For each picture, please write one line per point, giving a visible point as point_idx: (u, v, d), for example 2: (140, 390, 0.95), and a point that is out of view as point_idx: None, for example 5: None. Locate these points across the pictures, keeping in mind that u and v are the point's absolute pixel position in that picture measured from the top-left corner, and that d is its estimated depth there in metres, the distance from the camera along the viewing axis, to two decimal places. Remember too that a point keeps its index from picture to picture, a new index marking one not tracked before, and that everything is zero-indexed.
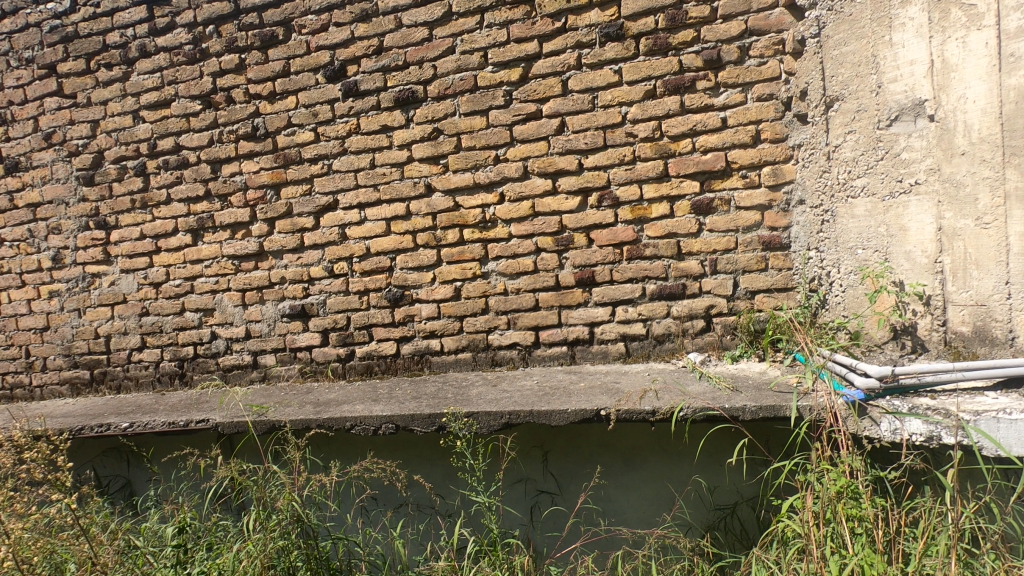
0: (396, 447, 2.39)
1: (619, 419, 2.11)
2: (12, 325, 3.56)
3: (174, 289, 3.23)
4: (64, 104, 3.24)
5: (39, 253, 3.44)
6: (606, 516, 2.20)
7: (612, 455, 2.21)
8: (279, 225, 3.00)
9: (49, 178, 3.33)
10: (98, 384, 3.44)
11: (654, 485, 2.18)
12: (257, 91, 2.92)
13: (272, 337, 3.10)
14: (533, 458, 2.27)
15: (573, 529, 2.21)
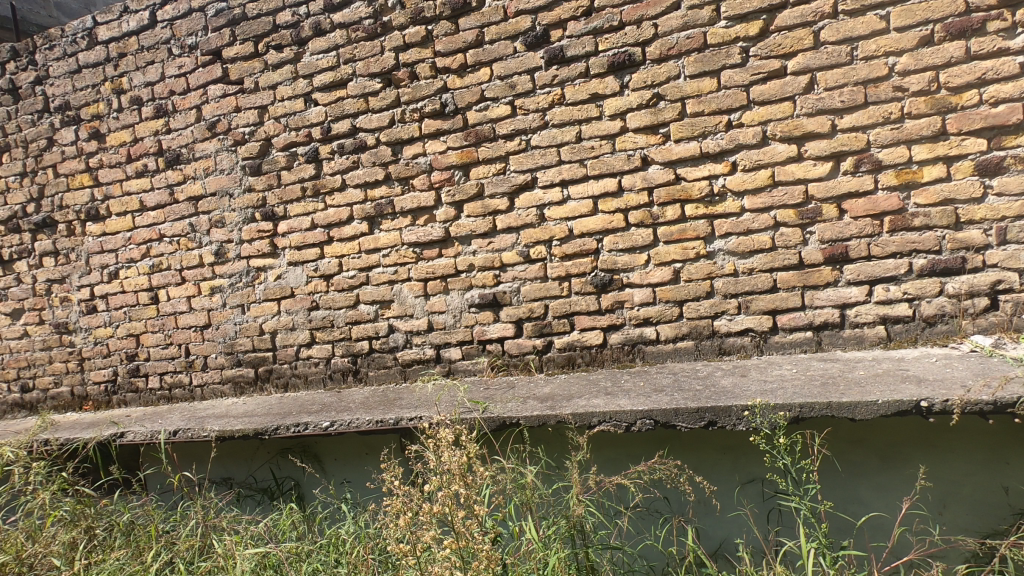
0: (674, 447, 2.16)
1: (962, 412, 1.82)
2: (172, 324, 3.46)
3: (347, 281, 3.06)
4: (229, 91, 3.10)
5: (200, 248, 3.32)
6: (939, 524, 1.97)
7: (948, 454, 1.97)
8: (468, 209, 2.80)
9: (212, 169, 3.21)
10: (263, 383, 3.30)
11: (998, 489, 1.94)
12: (446, 64, 2.72)
13: (458, 329, 2.90)
14: (848, 459, 2.05)
15: (901, 539, 2.00)
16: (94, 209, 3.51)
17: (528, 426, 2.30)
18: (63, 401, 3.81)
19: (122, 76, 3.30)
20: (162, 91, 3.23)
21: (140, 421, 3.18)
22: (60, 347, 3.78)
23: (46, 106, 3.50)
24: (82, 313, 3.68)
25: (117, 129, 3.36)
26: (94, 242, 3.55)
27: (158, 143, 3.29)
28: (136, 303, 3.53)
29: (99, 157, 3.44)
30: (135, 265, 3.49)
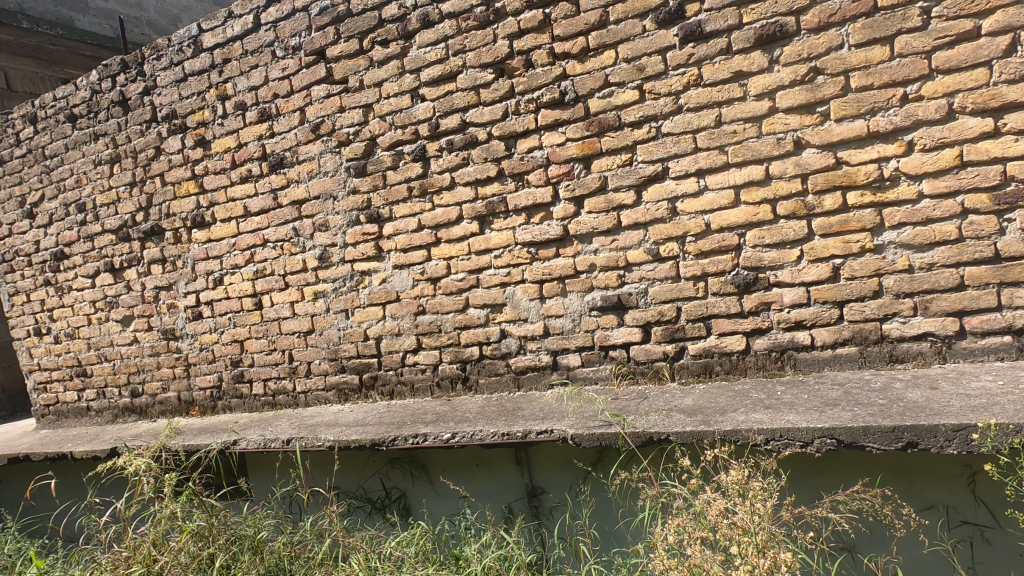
0: (874, 471, 1.96)
1: None
2: (275, 330, 3.44)
3: (456, 284, 2.92)
4: (333, 91, 3.03)
5: (304, 253, 3.27)
6: None
7: None
8: (589, 205, 2.59)
9: (316, 172, 3.14)
10: (367, 390, 3.22)
11: None
12: (566, 49, 2.53)
13: (578, 334, 2.70)
14: None
15: None
16: (200, 216, 3.53)
17: (681, 443, 2.08)
18: (171, 406, 3.88)
19: (226, 82, 3.30)
20: (265, 95, 3.20)
21: (249, 429, 3.16)
22: (167, 353, 3.84)
23: (154, 115, 3.55)
24: (188, 319, 3.71)
25: (222, 135, 3.36)
26: (199, 249, 3.58)
27: (262, 148, 3.26)
28: (240, 309, 3.53)
29: (204, 164, 3.45)
30: (239, 271, 3.48)
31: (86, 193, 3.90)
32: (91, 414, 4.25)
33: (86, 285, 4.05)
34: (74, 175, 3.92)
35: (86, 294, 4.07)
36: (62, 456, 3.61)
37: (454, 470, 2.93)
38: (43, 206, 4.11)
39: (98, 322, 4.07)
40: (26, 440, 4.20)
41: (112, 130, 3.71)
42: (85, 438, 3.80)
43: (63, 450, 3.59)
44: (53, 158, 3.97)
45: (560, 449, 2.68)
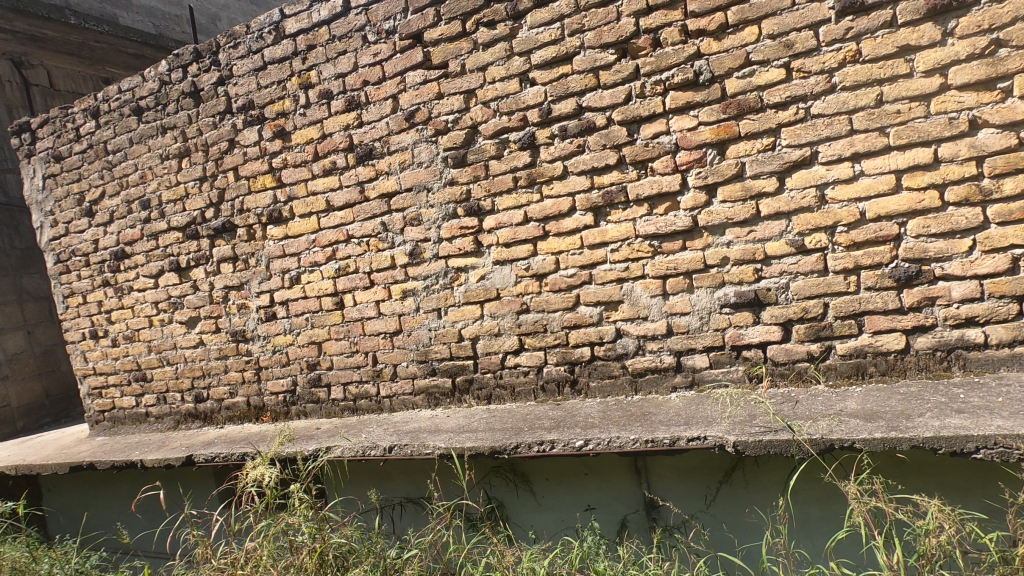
0: None
1: None
2: (358, 330, 3.26)
3: (565, 280, 2.74)
4: (431, 76, 2.86)
5: (392, 249, 3.09)
6: None
7: None
8: (723, 193, 2.41)
9: (409, 163, 2.97)
10: (461, 394, 3.03)
11: None
12: (700, 26, 2.35)
13: (707, 333, 2.51)
14: None
15: None
16: (276, 212, 3.35)
17: (869, 450, 1.90)
18: (239, 411, 3.69)
19: (310, 69, 3.13)
20: (354, 83, 3.03)
21: (337, 436, 2.96)
22: (236, 356, 3.66)
23: (228, 106, 3.39)
24: (260, 320, 3.54)
25: (304, 126, 3.19)
26: (275, 246, 3.40)
27: (348, 138, 3.09)
28: (318, 310, 3.35)
29: (283, 157, 3.28)
30: (319, 269, 3.30)
31: (151, 188, 3.73)
32: (150, 420, 4.08)
33: (148, 285, 3.88)
34: (138, 170, 3.76)
35: (148, 295, 3.90)
36: (130, 464, 3.43)
37: (560, 478, 2.74)
38: (103, 203, 3.95)
39: (161, 324, 3.90)
40: (83, 448, 4.02)
41: (182, 123, 3.55)
42: (151, 445, 3.62)
43: (133, 458, 3.41)
44: (116, 153, 3.82)
45: (688, 459, 2.50)
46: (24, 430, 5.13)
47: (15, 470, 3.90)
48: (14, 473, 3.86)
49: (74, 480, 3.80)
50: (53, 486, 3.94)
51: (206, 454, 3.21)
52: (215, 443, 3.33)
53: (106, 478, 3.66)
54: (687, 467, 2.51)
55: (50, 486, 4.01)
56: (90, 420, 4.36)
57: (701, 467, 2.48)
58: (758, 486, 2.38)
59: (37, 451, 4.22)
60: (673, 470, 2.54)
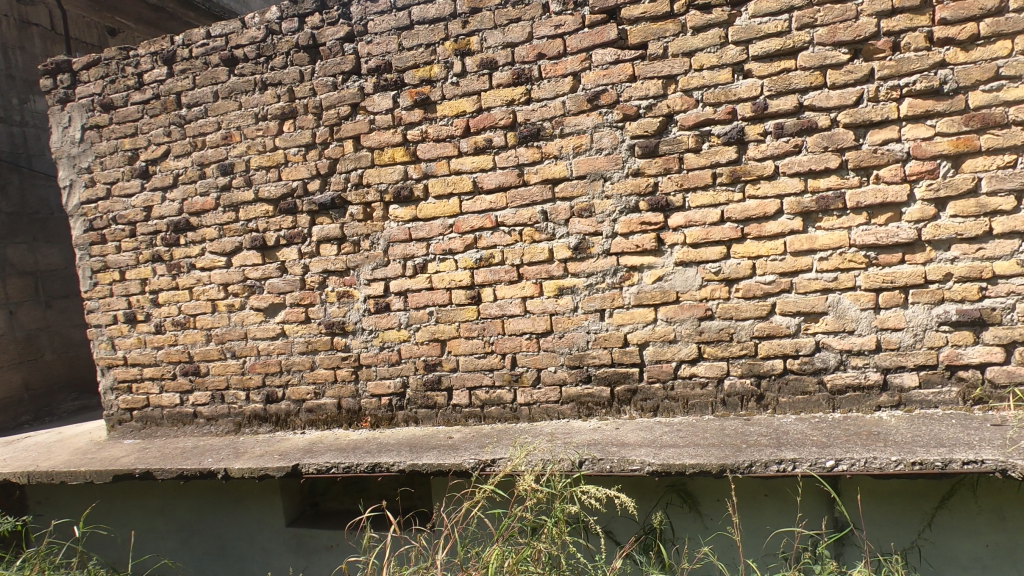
0: None
1: None
2: (496, 329, 2.92)
3: (762, 287, 2.57)
4: (624, 57, 2.63)
5: (551, 241, 2.80)
6: None
7: None
8: (955, 207, 2.34)
9: (586, 148, 2.71)
10: (621, 405, 2.77)
11: None
12: (949, 34, 2.29)
13: (919, 352, 2.42)
14: None
15: None
16: (406, 189, 2.97)
17: None
18: (326, 415, 3.23)
19: (470, 35, 2.81)
20: (526, 55, 2.74)
21: (488, 449, 2.60)
22: (329, 352, 3.20)
23: (356, 66, 2.98)
24: (367, 312, 3.11)
25: (455, 97, 2.85)
26: (398, 229, 3.00)
27: (511, 115, 2.78)
28: (447, 303, 2.98)
29: (422, 129, 2.91)
30: (454, 258, 2.95)
31: (237, 152, 3.21)
32: (197, 422, 3.48)
33: (217, 263, 3.33)
34: (222, 129, 3.23)
35: (216, 276, 3.34)
36: (209, 474, 2.90)
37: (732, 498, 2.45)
38: (165, 164, 3.36)
39: (228, 310, 3.35)
40: (113, 452, 3.36)
41: (290, 79, 3.08)
42: (220, 451, 3.08)
43: (214, 466, 2.88)
44: (193, 108, 3.26)
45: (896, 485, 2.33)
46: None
47: (28, 477, 3.21)
48: (29, 482, 3.20)
49: (136, 490, 3.36)
50: (93, 495, 3.40)
51: (315, 464, 2.75)
52: (319, 451, 2.86)
53: (199, 489, 3.35)
54: (888, 488, 2.34)
55: (76, 489, 3.41)
56: (109, 420, 3.67)
57: (905, 488, 2.33)
58: (966, 509, 2.28)
59: (46, 454, 3.50)
60: (870, 492, 2.36)
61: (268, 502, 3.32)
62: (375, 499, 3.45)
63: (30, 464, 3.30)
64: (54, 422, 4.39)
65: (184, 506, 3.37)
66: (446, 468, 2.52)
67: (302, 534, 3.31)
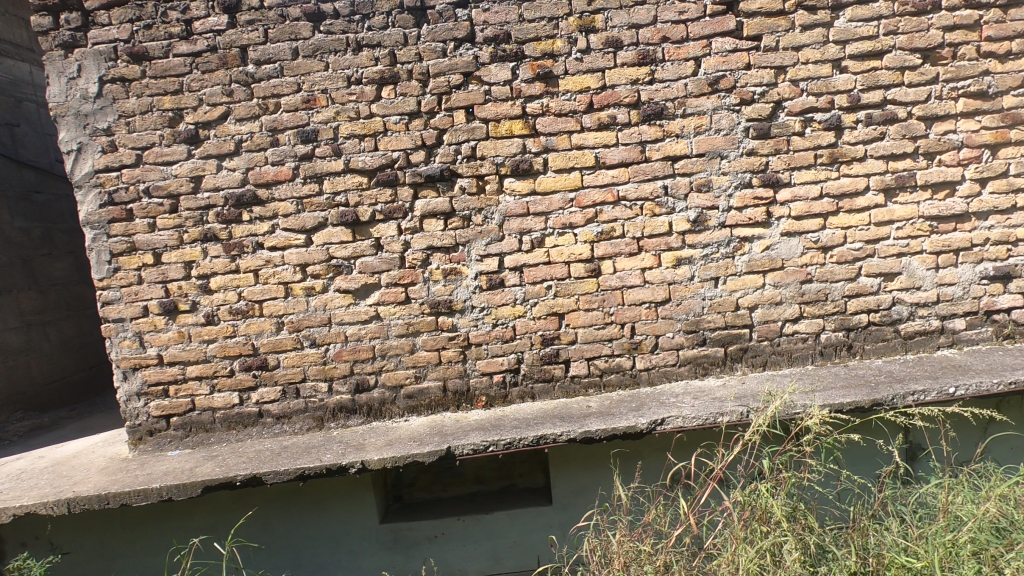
0: None
1: None
2: (616, 300, 3.04)
3: (852, 253, 3.02)
4: (742, 47, 2.89)
5: (671, 214, 2.99)
6: None
7: None
8: (993, 186, 2.98)
9: (706, 128, 2.93)
10: (733, 363, 3.06)
11: None
12: (993, 48, 2.90)
13: (966, 301, 3.04)
14: None
15: None
16: (525, 163, 2.94)
17: None
18: (430, 400, 3.07)
19: (595, 13, 2.87)
20: (651, 36, 2.88)
21: (646, 411, 2.71)
22: (433, 332, 3.05)
23: (470, 34, 2.87)
24: (479, 289, 3.02)
25: (579, 72, 2.90)
26: (516, 203, 2.97)
27: (636, 94, 2.91)
28: (566, 277, 3.02)
29: (544, 102, 2.91)
30: (574, 232, 3.00)
31: (322, 117, 2.91)
32: (264, 422, 3.08)
33: (293, 242, 2.98)
34: (303, 91, 2.89)
35: (291, 256, 2.99)
36: (337, 470, 2.64)
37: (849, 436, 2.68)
38: (223, 128, 2.91)
39: (306, 294, 3.02)
40: (165, 465, 2.85)
41: (392, 42, 2.87)
42: (327, 447, 2.78)
43: (343, 461, 2.63)
44: (264, 65, 2.88)
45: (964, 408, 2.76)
46: None
47: (65, 507, 2.61)
48: (69, 512, 2.59)
49: (181, 508, 2.88)
50: (131, 523, 2.85)
51: (466, 445, 2.65)
52: (460, 433, 2.74)
53: (271, 495, 3.00)
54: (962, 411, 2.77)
55: (105, 515, 2.83)
56: (135, 432, 3.09)
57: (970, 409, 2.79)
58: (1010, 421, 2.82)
59: (65, 478, 2.86)
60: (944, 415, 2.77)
61: (352, 500, 3.07)
62: (470, 483, 3.33)
63: (56, 491, 2.66)
64: (13, 447, 3.53)
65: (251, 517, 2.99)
66: (619, 432, 2.60)
67: (398, 530, 3.10)
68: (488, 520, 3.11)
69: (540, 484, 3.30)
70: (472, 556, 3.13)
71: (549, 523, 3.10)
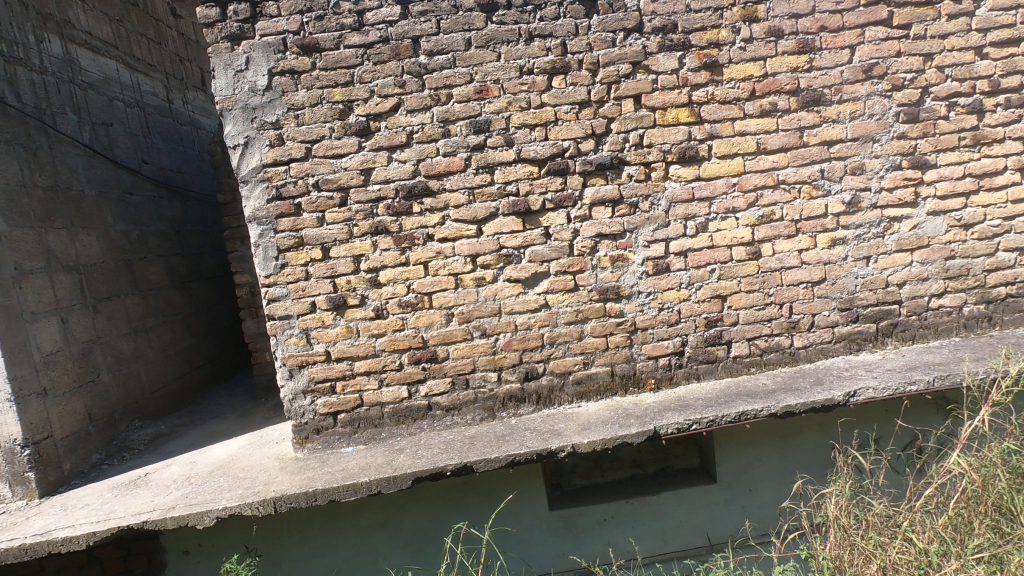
0: None
1: None
2: (775, 281, 3.14)
3: (991, 230, 3.19)
4: (893, 35, 3.04)
5: (827, 197, 3.11)
6: None
7: None
8: None
9: (860, 113, 3.07)
10: (885, 337, 3.20)
11: None
12: None
13: None
14: None
15: None
16: (691, 150, 3.02)
17: None
18: (598, 385, 3.11)
19: (758, 3, 2.97)
20: (810, 26, 3.00)
21: (830, 384, 2.84)
22: (601, 319, 3.09)
23: (639, 24, 2.94)
24: (646, 275, 3.08)
25: (742, 61, 2.99)
26: (681, 188, 3.04)
27: (795, 81, 3.02)
28: (728, 260, 3.11)
29: (709, 90, 3.00)
30: (736, 216, 3.09)
31: (494, 108, 2.92)
32: (433, 415, 3.07)
33: (464, 233, 2.98)
34: (475, 82, 2.90)
35: (461, 247, 2.99)
36: (545, 455, 2.66)
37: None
38: (394, 119, 2.90)
39: (476, 284, 3.02)
40: (349, 461, 2.81)
41: (563, 33, 2.91)
42: (520, 434, 2.80)
43: (552, 446, 2.65)
44: (436, 55, 2.88)
45: None
46: (75, 475, 3.19)
47: (270, 506, 2.58)
48: (275, 511, 2.56)
49: (356, 506, 3.03)
50: (313, 519, 3.02)
51: (670, 425, 2.71)
52: (655, 414, 2.80)
53: (441, 487, 3.07)
54: None
55: (285, 515, 3.01)
56: (301, 431, 3.04)
57: None
58: None
59: (246, 480, 2.80)
60: None
61: (521, 490, 3.08)
62: (626, 467, 3.38)
63: (256, 492, 2.62)
64: (147, 455, 3.42)
65: (420, 512, 3.09)
66: (817, 405, 2.71)
67: (569, 515, 3.14)
68: (655, 500, 3.17)
69: (694, 464, 3.39)
70: (640, 537, 3.18)
71: (715, 500, 3.19)
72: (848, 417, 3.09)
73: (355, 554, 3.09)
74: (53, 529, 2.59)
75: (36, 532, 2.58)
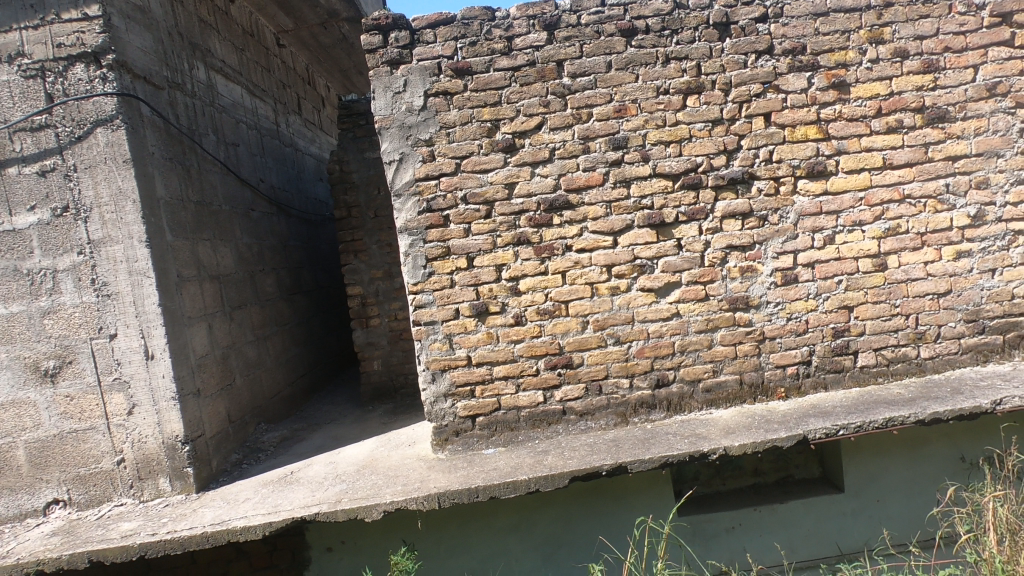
0: None
1: None
2: (901, 292, 3.20)
3: None
4: (1015, 55, 3.14)
5: (952, 210, 3.18)
6: None
7: None
8: None
9: (984, 129, 3.15)
10: (1011, 349, 3.25)
11: None
12: None
13: None
14: None
15: None
16: (820, 165, 3.13)
17: None
18: (727, 392, 3.20)
19: (884, 26, 3.11)
20: (934, 47, 3.12)
21: (971, 393, 2.91)
22: (730, 328, 3.18)
23: (770, 47, 3.09)
24: (774, 285, 3.17)
25: (869, 81, 3.12)
26: (809, 202, 3.15)
27: (921, 99, 3.13)
28: (855, 272, 3.18)
29: (837, 108, 3.12)
30: (862, 229, 3.17)
31: (632, 125, 3.08)
32: (568, 420, 3.17)
33: (601, 244, 3.12)
34: (614, 101, 3.07)
35: (597, 257, 3.12)
36: (696, 457, 2.76)
37: None
38: (537, 137, 3.07)
39: (611, 293, 3.14)
40: (497, 462, 2.93)
41: (698, 55, 3.07)
42: (664, 438, 2.90)
43: (703, 448, 2.76)
44: (579, 77, 3.06)
45: None
46: (221, 472, 3.36)
47: (434, 501, 2.70)
48: (440, 507, 2.69)
49: (492, 508, 3.09)
50: (450, 521, 3.09)
51: (816, 430, 2.79)
52: (798, 419, 2.88)
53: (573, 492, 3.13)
54: None
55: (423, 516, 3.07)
56: (441, 433, 3.17)
57: None
58: None
59: (398, 477, 2.93)
60: None
61: (651, 496, 3.14)
62: (748, 476, 3.42)
63: (417, 487, 2.75)
64: (281, 456, 3.57)
65: (551, 516, 3.13)
66: (962, 412, 2.79)
67: (697, 521, 3.19)
68: (784, 509, 3.21)
69: (815, 474, 3.42)
70: (768, 545, 3.21)
71: (843, 511, 3.21)
72: (973, 429, 3.15)
73: (488, 555, 3.14)
74: (229, 519, 2.74)
75: (214, 521, 2.74)
